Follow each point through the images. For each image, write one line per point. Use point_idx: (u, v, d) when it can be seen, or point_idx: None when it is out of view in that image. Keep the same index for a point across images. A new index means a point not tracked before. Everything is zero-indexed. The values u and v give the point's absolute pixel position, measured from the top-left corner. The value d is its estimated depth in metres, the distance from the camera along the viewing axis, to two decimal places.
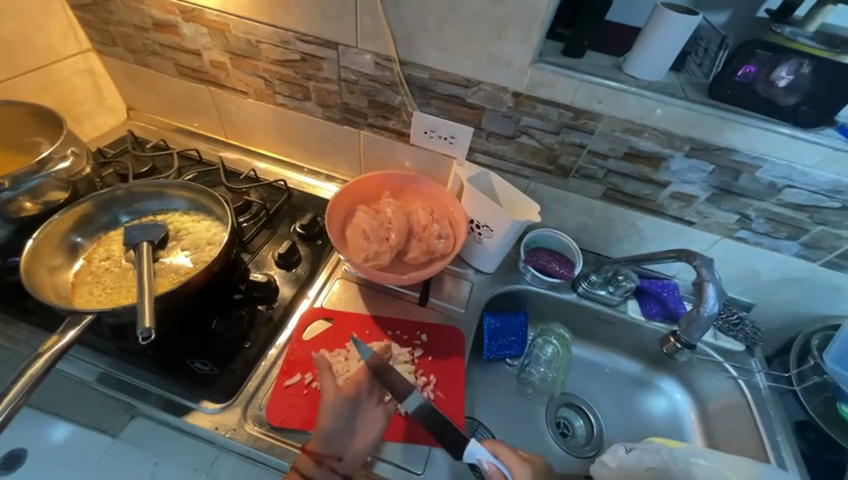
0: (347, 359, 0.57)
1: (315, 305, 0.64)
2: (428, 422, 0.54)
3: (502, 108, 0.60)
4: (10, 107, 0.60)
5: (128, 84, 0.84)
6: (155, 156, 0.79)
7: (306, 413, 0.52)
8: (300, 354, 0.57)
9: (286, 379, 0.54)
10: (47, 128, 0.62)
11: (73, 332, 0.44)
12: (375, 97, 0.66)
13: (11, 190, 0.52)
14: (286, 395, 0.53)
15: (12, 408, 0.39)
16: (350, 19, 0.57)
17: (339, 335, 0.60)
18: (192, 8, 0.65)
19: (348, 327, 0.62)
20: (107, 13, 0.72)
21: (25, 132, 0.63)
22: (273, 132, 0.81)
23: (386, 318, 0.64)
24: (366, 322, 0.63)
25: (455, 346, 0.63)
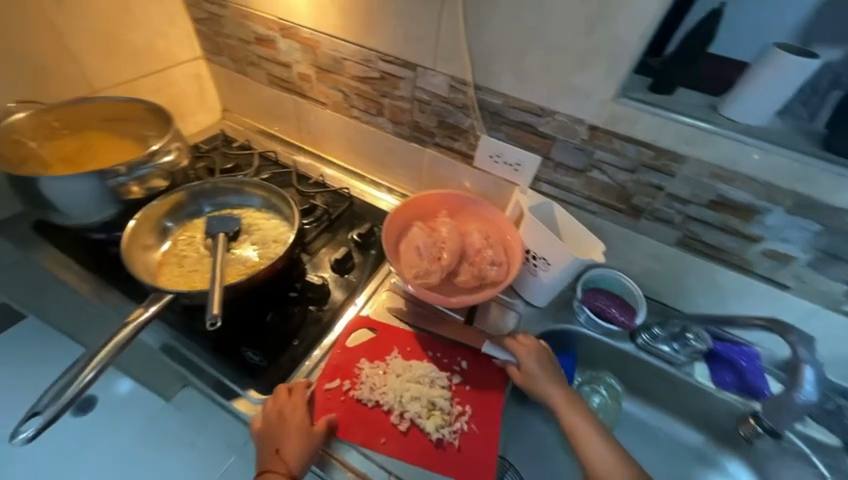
0: (386, 373, 0.57)
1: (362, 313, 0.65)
2: (457, 455, 0.52)
3: (574, 140, 0.58)
4: (133, 104, 0.69)
5: (227, 89, 0.94)
6: (240, 155, 0.88)
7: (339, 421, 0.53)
8: (341, 361, 0.58)
9: (325, 383, 0.56)
10: (159, 123, 0.70)
11: (154, 308, 0.49)
12: (445, 118, 0.67)
13: (126, 175, 0.60)
14: (323, 399, 0.54)
15: (99, 369, 0.45)
16: (431, 43, 0.59)
17: (381, 347, 0.61)
18: (290, 26, 0.71)
19: (390, 340, 0.62)
20: (219, 27, 0.81)
21: (141, 126, 0.72)
22: (344, 142, 0.86)
23: (429, 337, 0.64)
24: (407, 339, 0.63)
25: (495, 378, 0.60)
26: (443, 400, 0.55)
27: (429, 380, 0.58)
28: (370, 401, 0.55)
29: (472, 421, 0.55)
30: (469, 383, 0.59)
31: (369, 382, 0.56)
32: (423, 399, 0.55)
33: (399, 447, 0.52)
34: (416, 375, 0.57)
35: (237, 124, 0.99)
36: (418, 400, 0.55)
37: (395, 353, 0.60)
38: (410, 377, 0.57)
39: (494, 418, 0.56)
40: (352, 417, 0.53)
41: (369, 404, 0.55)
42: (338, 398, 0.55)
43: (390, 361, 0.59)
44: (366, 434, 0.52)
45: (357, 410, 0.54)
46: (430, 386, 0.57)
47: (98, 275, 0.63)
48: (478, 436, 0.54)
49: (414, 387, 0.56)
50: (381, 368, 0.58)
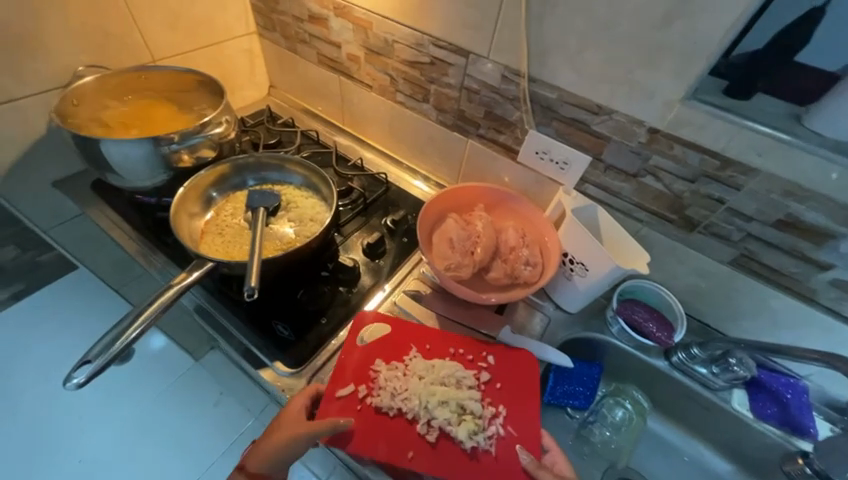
0: (405, 375, 0.54)
1: (367, 312, 0.61)
2: (494, 463, 0.49)
3: (631, 142, 0.54)
4: (190, 74, 0.71)
5: (275, 66, 0.95)
6: (283, 131, 0.89)
7: (359, 436, 0.49)
8: (352, 363, 0.55)
9: (335, 390, 0.52)
10: (212, 96, 0.73)
11: (196, 273, 0.52)
12: (493, 109, 0.65)
13: (178, 143, 0.62)
14: (335, 406, 0.51)
15: (143, 327, 0.47)
16: (488, 31, 0.57)
17: (400, 347, 0.58)
18: (345, 5, 0.71)
19: (408, 337, 0.59)
20: (275, 3, 0.82)
21: (196, 98, 0.74)
22: (385, 127, 0.85)
23: (447, 335, 0.61)
24: (434, 335, 0.60)
25: (529, 377, 0.57)
26: (474, 403, 0.52)
27: (456, 381, 0.54)
28: (391, 409, 0.51)
29: (508, 423, 0.52)
30: (499, 383, 0.56)
31: (389, 386, 0.52)
32: (452, 404, 0.52)
33: (429, 461, 0.48)
34: (438, 375, 0.54)
35: (282, 101, 1.01)
36: (447, 406, 0.51)
37: (415, 350, 0.57)
38: (433, 381, 0.53)
39: (530, 422, 0.52)
40: (373, 429, 0.50)
41: (391, 413, 0.51)
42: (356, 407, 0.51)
43: (411, 360, 0.56)
44: (390, 449, 0.48)
45: (378, 424, 0.50)
46: (457, 389, 0.53)
47: (145, 236, 0.67)
48: (518, 439, 0.51)
49: (439, 389, 0.52)
50: (402, 371, 0.55)
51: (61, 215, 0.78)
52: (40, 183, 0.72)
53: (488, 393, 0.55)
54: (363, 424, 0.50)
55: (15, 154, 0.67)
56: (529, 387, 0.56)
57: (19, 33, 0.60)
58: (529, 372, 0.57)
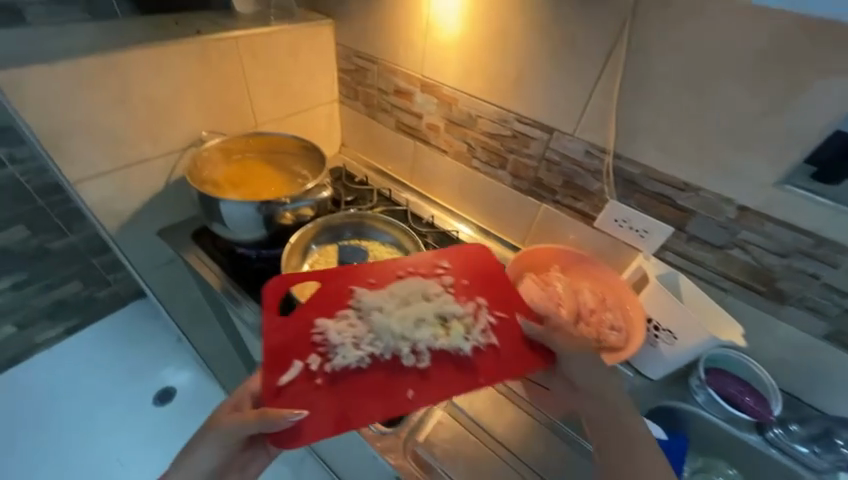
0: (353, 321, 0.58)
1: (268, 281, 0.61)
2: (480, 366, 0.55)
3: (718, 217, 0.57)
4: (296, 143, 0.81)
5: (351, 128, 1.05)
6: (359, 189, 0.96)
7: (332, 399, 0.51)
8: (290, 337, 0.56)
9: (276, 373, 0.53)
10: (313, 163, 0.82)
11: (293, 347, 0.56)
12: (572, 179, 0.70)
13: (291, 204, 0.68)
14: (289, 390, 0.52)
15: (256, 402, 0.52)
16: (576, 113, 0.63)
17: (325, 299, 0.60)
18: (432, 83, 0.79)
19: (333, 287, 0.62)
20: (362, 78, 0.92)
21: (294, 161, 0.83)
22: (454, 187, 0.91)
23: (374, 264, 0.67)
24: (343, 276, 0.64)
25: (494, 283, 0.65)
26: (433, 305, 0.59)
27: (422, 295, 0.61)
28: (351, 362, 0.54)
29: (496, 336, 0.58)
30: (464, 280, 0.65)
31: (342, 336, 0.56)
32: (429, 320, 0.58)
33: (434, 391, 0.53)
34: (383, 301, 0.59)
35: (352, 158, 1.09)
36: (425, 324, 0.57)
37: (356, 292, 0.61)
38: (402, 298, 0.60)
39: (517, 336, 0.58)
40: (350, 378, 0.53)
41: (362, 362, 0.54)
42: (330, 377, 0.53)
43: (354, 299, 0.60)
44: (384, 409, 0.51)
45: (340, 383, 0.53)
46: (432, 302, 0.60)
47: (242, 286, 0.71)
48: (500, 348, 0.57)
49: (378, 314, 0.57)
50: (348, 322, 0.57)
51: (158, 260, 0.84)
52: (148, 231, 0.79)
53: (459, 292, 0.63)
54: (339, 379, 0.53)
55: (134, 206, 0.74)
56: (514, 297, 0.63)
57: (162, 108, 0.69)
58: (496, 277, 0.66)
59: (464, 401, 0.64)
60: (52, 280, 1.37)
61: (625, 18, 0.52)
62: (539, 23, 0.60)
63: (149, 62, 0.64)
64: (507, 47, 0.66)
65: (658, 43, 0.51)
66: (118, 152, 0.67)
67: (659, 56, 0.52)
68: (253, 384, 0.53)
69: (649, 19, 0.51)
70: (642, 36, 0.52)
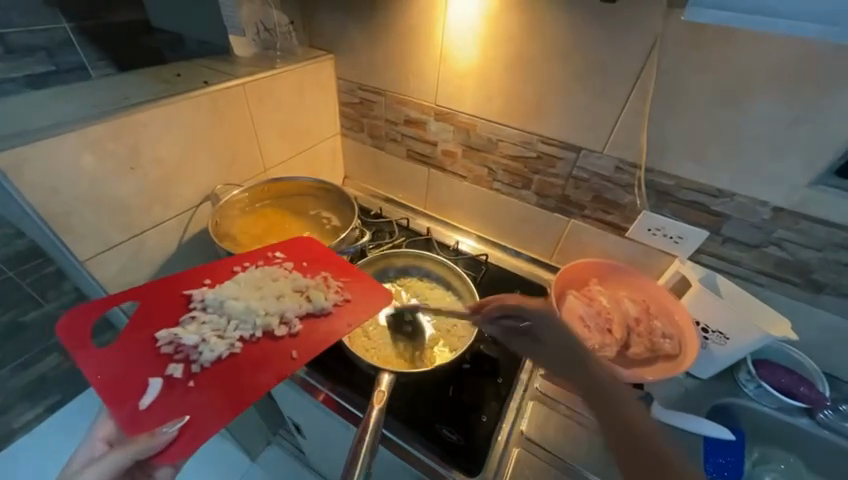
0: (176, 314, 0.56)
1: (61, 319, 0.51)
2: (309, 328, 0.58)
3: (753, 219, 0.60)
4: (316, 185, 0.79)
5: (356, 160, 1.02)
6: (377, 222, 0.94)
7: (219, 391, 0.50)
8: (142, 352, 0.52)
9: (131, 401, 0.48)
10: (335, 204, 0.81)
11: (380, 405, 0.51)
12: (601, 194, 0.71)
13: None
14: (153, 407, 0.47)
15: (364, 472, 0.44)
16: (605, 132, 0.65)
17: (158, 311, 0.56)
18: (447, 112, 0.79)
19: (162, 299, 0.58)
20: (368, 110, 0.90)
21: (314, 204, 0.81)
22: (474, 210, 0.91)
23: (239, 259, 0.65)
24: (169, 286, 0.59)
25: (310, 252, 0.70)
26: (283, 290, 0.60)
27: (270, 279, 0.62)
28: (215, 352, 0.52)
29: (338, 298, 0.63)
30: (305, 261, 0.68)
31: (181, 330, 0.53)
32: (286, 297, 0.60)
33: (300, 348, 0.56)
34: (238, 291, 0.58)
35: (359, 189, 1.06)
36: (283, 298, 0.60)
37: (191, 296, 0.58)
38: (252, 284, 0.60)
39: (362, 291, 0.65)
40: (236, 370, 0.52)
41: (235, 348, 0.54)
42: (194, 379, 0.50)
43: (199, 301, 0.57)
44: (248, 369, 0.52)
45: (206, 376, 0.51)
46: (285, 281, 0.62)
47: None
48: (341, 304, 0.62)
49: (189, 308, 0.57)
50: (200, 321, 0.55)
51: None
52: None
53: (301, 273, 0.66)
54: (217, 372, 0.52)
55: (148, 273, 0.68)
56: (302, 260, 0.68)
57: (173, 166, 0.64)
58: (341, 268, 0.68)
59: (535, 434, 0.59)
60: (28, 356, 1.23)
61: (653, 42, 0.54)
62: (563, 49, 0.61)
63: (159, 121, 0.59)
64: (529, 73, 0.66)
65: (687, 64, 0.54)
66: (129, 221, 0.62)
67: (688, 76, 0.54)
68: (105, 428, 0.47)
69: (677, 43, 0.53)
70: (671, 58, 0.54)
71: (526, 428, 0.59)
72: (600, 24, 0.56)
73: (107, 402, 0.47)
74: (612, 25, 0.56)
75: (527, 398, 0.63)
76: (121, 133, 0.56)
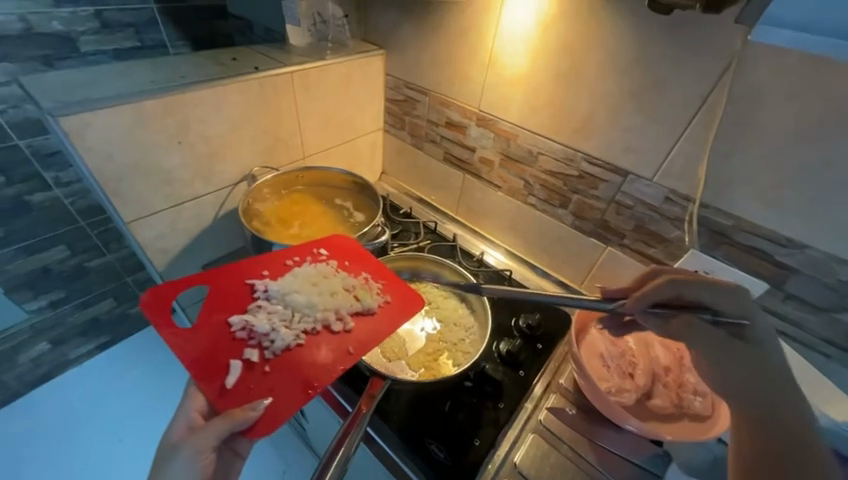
0: (245, 304, 0.59)
1: (144, 304, 0.55)
2: (364, 325, 0.59)
3: (828, 277, 0.51)
4: (347, 177, 0.80)
5: (394, 156, 1.02)
6: (404, 221, 0.93)
7: (292, 376, 0.52)
8: (222, 335, 0.55)
9: (216, 381, 0.50)
10: (364, 199, 0.82)
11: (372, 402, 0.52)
12: (646, 224, 0.65)
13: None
14: (235, 387, 0.50)
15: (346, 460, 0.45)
16: (657, 158, 0.59)
17: (227, 300, 0.59)
18: (490, 118, 0.76)
19: (231, 289, 0.60)
20: (411, 108, 0.89)
21: (344, 196, 0.82)
22: (505, 222, 0.87)
23: (295, 250, 0.68)
24: (234, 275, 0.62)
25: (355, 250, 0.70)
26: (338, 288, 0.62)
27: (322, 274, 0.64)
28: (285, 341, 0.54)
29: (384, 298, 0.63)
30: (349, 260, 0.68)
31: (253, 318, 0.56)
32: (339, 293, 0.61)
33: (357, 342, 0.57)
34: (297, 284, 0.60)
35: (393, 186, 1.06)
36: (337, 294, 0.61)
37: (254, 286, 0.61)
38: (307, 278, 0.62)
39: (407, 292, 0.65)
40: (303, 358, 0.54)
41: (300, 339, 0.55)
42: (268, 364, 0.53)
43: (263, 291, 0.60)
44: (312, 359, 0.54)
45: (277, 362, 0.53)
46: (336, 278, 0.64)
47: None
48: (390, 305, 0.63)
49: (253, 298, 0.59)
50: (267, 311, 0.57)
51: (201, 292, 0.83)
52: (193, 265, 0.78)
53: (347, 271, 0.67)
54: (287, 359, 0.53)
55: (184, 242, 0.73)
56: (348, 257, 0.69)
57: (217, 145, 0.68)
58: (385, 269, 0.69)
59: (530, 470, 0.55)
60: (88, 297, 1.34)
61: (728, 63, 0.48)
62: (622, 62, 0.56)
63: (209, 100, 0.63)
64: (580, 86, 0.62)
65: (767, 92, 0.47)
66: (171, 192, 0.66)
67: (767, 106, 0.47)
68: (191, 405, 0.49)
69: (758, 67, 0.46)
70: (749, 84, 0.47)
71: (520, 460, 0.56)
72: (669, 37, 0.51)
73: (197, 381, 0.50)
74: (682, 40, 0.50)
75: (528, 430, 0.59)
76: (173, 109, 0.60)
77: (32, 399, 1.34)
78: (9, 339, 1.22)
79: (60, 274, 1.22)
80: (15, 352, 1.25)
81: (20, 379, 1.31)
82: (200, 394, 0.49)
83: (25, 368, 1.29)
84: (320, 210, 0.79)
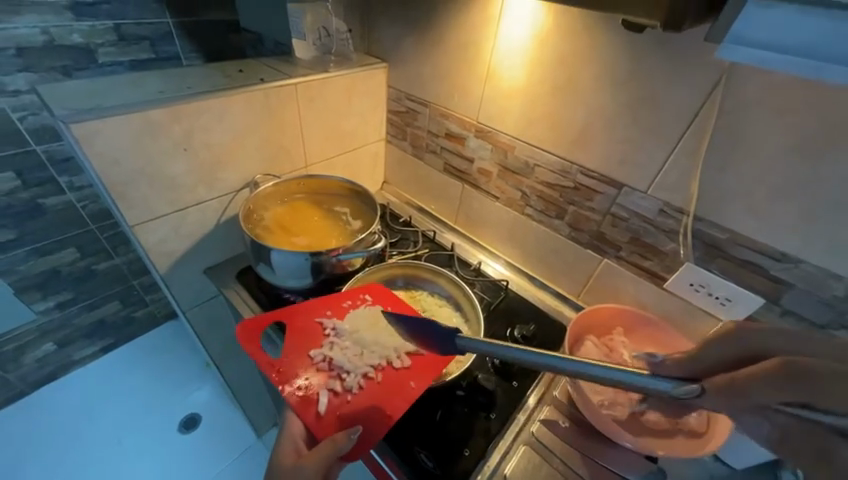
0: (320, 339, 0.63)
1: (241, 333, 0.61)
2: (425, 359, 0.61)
3: (823, 293, 0.50)
4: (346, 185, 0.82)
5: (395, 166, 1.04)
6: (404, 230, 0.94)
7: (372, 409, 0.55)
8: (305, 367, 0.59)
9: (307, 410, 0.54)
10: (363, 206, 0.83)
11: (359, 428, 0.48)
12: (641, 236, 0.65)
13: (342, 255, 0.69)
14: (325, 418, 0.54)
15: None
16: (651, 171, 0.59)
17: (304, 333, 0.63)
18: (488, 130, 0.77)
19: (306, 323, 0.65)
20: (412, 120, 0.91)
21: (343, 204, 0.84)
22: (503, 232, 0.88)
23: (352, 291, 0.71)
24: (307, 310, 0.67)
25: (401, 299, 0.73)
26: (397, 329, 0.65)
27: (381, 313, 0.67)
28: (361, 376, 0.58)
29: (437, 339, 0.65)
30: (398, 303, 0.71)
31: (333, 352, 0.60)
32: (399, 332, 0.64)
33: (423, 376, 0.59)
34: (363, 322, 0.65)
35: (395, 195, 1.08)
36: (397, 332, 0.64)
37: (325, 323, 0.65)
38: (369, 317, 0.66)
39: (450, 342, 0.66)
40: (382, 389, 0.57)
41: (371, 373, 0.59)
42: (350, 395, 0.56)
43: (334, 329, 0.64)
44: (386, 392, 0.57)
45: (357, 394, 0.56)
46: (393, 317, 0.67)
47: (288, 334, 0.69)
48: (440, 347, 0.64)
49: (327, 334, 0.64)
50: (341, 346, 0.61)
51: (202, 295, 0.85)
52: (195, 269, 0.80)
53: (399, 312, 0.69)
54: (369, 390, 0.57)
55: (186, 246, 0.75)
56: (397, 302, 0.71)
57: (221, 152, 0.70)
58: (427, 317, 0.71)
59: None
60: (94, 300, 1.36)
61: (718, 79, 0.49)
62: (615, 77, 0.57)
63: (214, 110, 0.65)
64: (575, 100, 0.63)
65: (757, 106, 0.47)
66: (175, 197, 0.68)
67: (758, 120, 0.48)
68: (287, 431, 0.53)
69: (748, 82, 0.47)
70: (739, 98, 0.48)
71: (510, 472, 0.55)
72: (661, 54, 0.52)
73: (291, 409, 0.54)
74: (673, 57, 0.51)
75: (519, 441, 0.59)
76: (179, 117, 0.62)
77: (38, 398, 1.38)
78: (16, 339, 1.24)
79: (69, 275, 1.25)
80: (22, 352, 1.28)
81: (25, 379, 1.33)
82: (296, 422, 0.53)
83: (30, 368, 1.32)
84: (319, 217, 0.81)
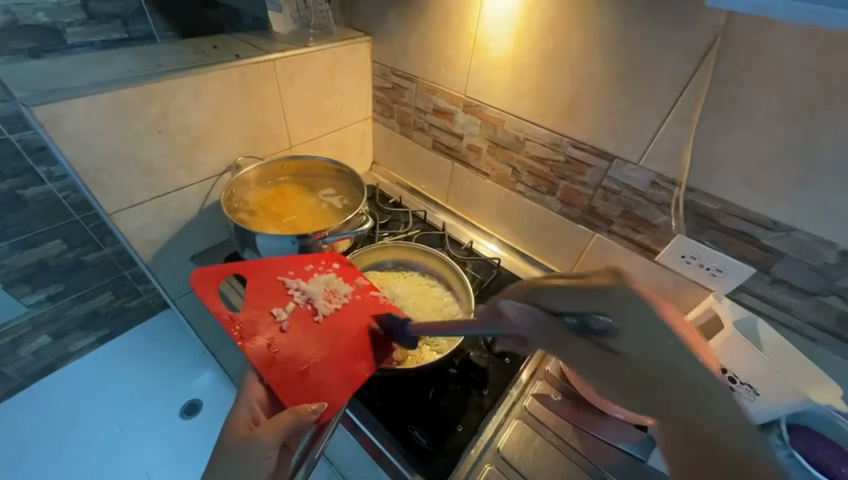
0: (283, 299, 0.58)
1: (194, 276, 0.56)
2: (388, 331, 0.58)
3: (814, 261, 0.50)
4: (331, 165, 0.80)
5: (383, 145, 1.01)
6: (394, 211, 0.93)
7: (338, 375, 0.52)
8: (263, 327, 0.54)
9: (267, 373, 0.50)
10: (349, 187, 0.81)
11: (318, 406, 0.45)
12: (632, 210, 0.64)
13: (329, 237, 0.68)
14: (285, 383, 0.50)
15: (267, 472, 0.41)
16: (642, 142, 0.58)
17: (263, 292, 0.58)
18: (476, 104, 0.75)
19: (265, 281, 0.60)
20: (399, 96, 0.88)
21: (329, 185, 0.82)
22: (495, 209, 0.86)
23: (319, 257, 0.67)
24: (269, 269, 0.62)
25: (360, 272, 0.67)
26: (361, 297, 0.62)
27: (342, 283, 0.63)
28: (323, 343, 0.55)
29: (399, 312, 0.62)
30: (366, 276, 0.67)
31: (297, 317, 0.57)
32: (363, 305, 0.61)
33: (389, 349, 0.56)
34: (329, 287, 0.61)
35: (384, 176, 1.05)
36: (361, 302, 0.62)
37: (287, 282, 0.60)
38: (332, 284, 0.62)
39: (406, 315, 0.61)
40: (347, 355, 0.54)
41: (336, 340, 0.56)
42: (314, 360, 0.53)
43: (297, 289, 0.60)
44: (351, 359, 0.54)
45: (322, 360, 0.53)
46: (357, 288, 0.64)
47: None
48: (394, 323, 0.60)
49: (292, 296, 0.59)
50: (306, 310, 0.58)
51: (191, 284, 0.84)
52: (182, 257, 0.78)
53: (363, 285, 0.65)
54: (333, 356, 0.54)
55: (169, 234, 0.73)
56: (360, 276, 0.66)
57: (199, 135, 0.68)
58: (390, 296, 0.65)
59: (513, 454, 0.55)
60: (86, 291, 1.35)
61: (711, 40, 0.46)
62: (606, 42, 0.55)
63: (188, 89, 0.63)
64: (564, 69, 0.61)
65: (751, 69, 0.45)
66: (154, 182, 0.66)
67: (754, 83, 0.46)
68: (252, 397, 0.49)
69: (744, 42, 0.45)
70: (735, 60, 0.46)
71: (503, 446, 0.56)
72: (652, 15, 0.49)
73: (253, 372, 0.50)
74: (665, 18, 0.48)
75: (512, 416, 0.59)
76: (150, 98, 0.59)
77: (37, 390, 1.38)
78: (9, 332, 1.23)
79: (57, 267, 1.23)
80: (16, 346, 1.27)
81: (22, 372, 1.33)
82: (257, 385, 0.50)
83: (26, 361, 1.32)
84: (304, 200, 0.79)
